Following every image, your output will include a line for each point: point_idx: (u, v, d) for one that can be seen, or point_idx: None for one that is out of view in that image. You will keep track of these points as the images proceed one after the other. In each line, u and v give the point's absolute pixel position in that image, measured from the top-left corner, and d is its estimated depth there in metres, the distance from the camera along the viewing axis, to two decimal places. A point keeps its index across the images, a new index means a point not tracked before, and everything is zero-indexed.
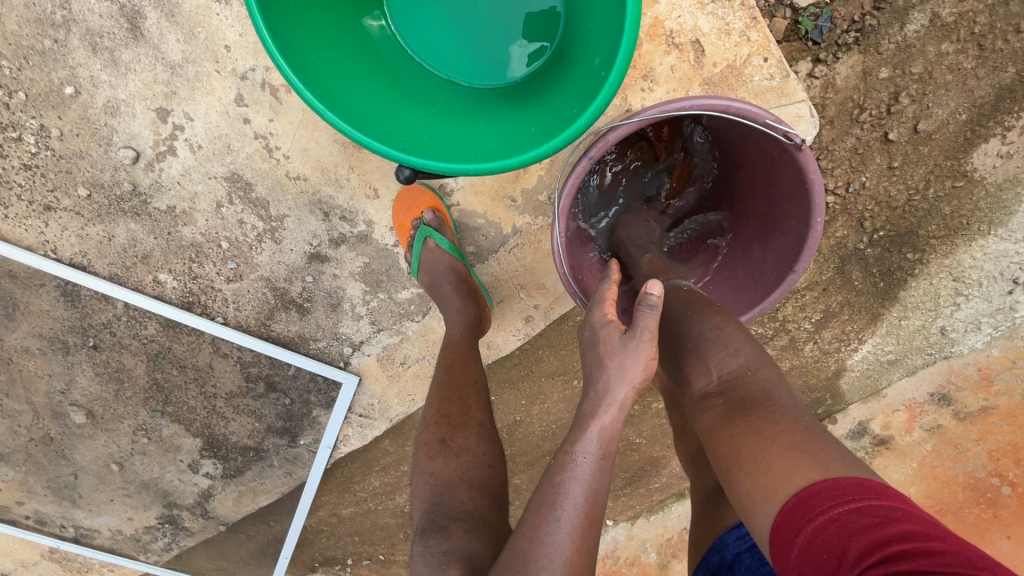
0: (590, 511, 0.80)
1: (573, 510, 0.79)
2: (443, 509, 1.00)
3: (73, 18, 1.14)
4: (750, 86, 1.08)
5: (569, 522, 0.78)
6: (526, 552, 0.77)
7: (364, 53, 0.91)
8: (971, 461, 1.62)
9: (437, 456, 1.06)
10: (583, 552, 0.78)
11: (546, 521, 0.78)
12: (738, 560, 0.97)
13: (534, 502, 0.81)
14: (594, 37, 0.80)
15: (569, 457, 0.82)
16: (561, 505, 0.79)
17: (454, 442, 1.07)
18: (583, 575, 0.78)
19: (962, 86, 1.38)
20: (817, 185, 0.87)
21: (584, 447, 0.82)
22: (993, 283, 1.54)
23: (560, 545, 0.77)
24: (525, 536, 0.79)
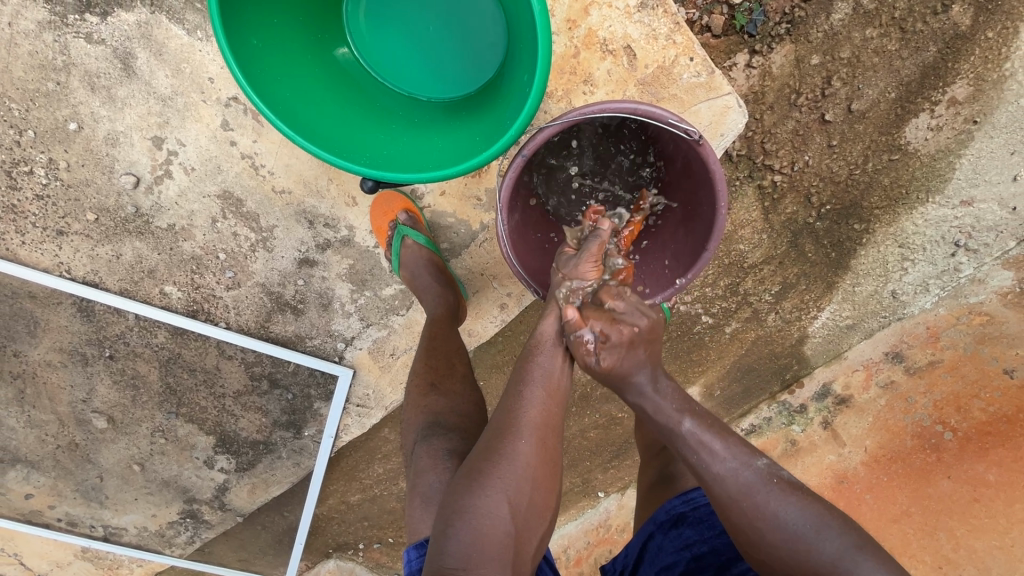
0: (551, 388, 1.00)
1: (538, 386, 1.00)
2: (440, 424, 1.15)
3: (71, 62, 1.27)
4: (680, 83, 1.20)
5: (536, 395, 0.98)
6: (502, 417, 0.96)
7: (328, 78, 1.02)
8: (918, 412, 1.71)
9: (429, 394, 1.20)
10: (549, 420, 0.97)
11: (516, 394, 0.98)
12: (682, 518, 1.11)
13: (508, 386, 1.01)
14: (523, 53, 0.92)
15: (535, 348, 1.05)
16: (527, 384, 0.99)
17: (443, 384, 1.21)
18: (552, 438, 0.97)
19: (888, 67, 1.51)
20: (719, 174, 0.99)
21: (546, 338, 1.05)
22: (936, 247, 1.66)
23: (529, 409, 0.97)
24: (502, 410, 0.98)
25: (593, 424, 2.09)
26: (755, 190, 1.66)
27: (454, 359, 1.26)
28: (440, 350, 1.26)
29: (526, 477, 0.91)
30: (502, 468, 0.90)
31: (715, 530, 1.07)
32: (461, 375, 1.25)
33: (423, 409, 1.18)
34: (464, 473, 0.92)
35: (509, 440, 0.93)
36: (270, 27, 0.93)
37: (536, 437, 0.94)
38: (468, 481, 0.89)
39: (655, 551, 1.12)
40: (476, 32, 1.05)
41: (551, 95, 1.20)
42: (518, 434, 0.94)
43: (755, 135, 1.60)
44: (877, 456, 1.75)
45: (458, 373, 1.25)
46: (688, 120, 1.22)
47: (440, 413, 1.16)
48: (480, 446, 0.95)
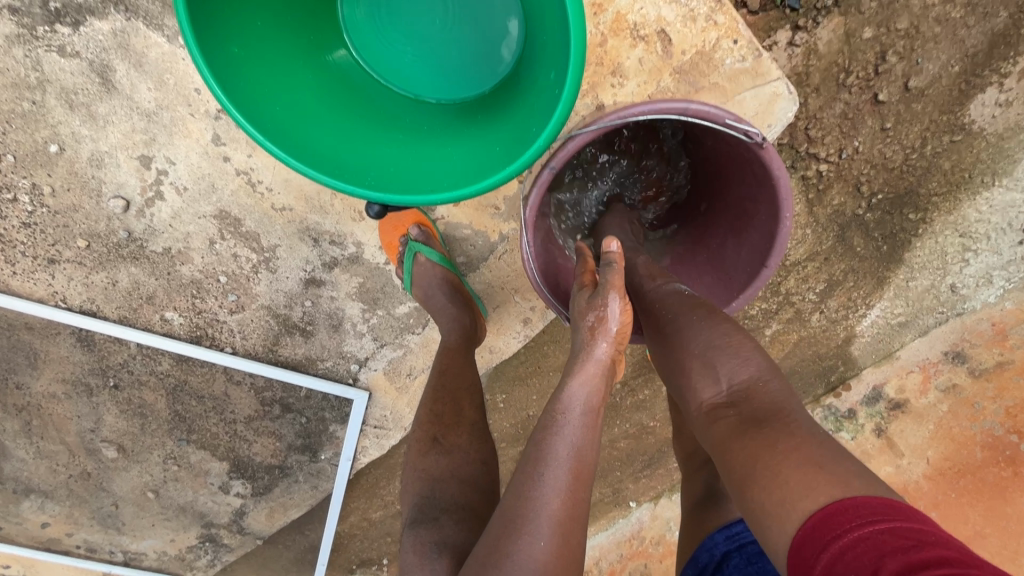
0: (576, 469, 0.84)
1: (560, 466, 0.83)
2: (434, 501, 1.04)
3: (47, 78, 1.16)
4: (723, 70, 1.06)
5: (555, 478, 0.82)
6: (516, 506, 0.81)
7: (325, 86, 0.90)
8: (987, 420, 1.57)
9: (428, 454, 1.09)
10: (573, 510, 0.81)
11: (533, 476, 0.83)
12: (726, 558, 1.00)
13: (523, 464, 0.86)
14: (548, 46, 0.79)
15: (557, 418, 0.87)
16: (547, 462, 0.83)
17: (445, 439, 1.11)
18: (574, 531, 0.81)
19: (951, 38, 1.33)
20: (784, 180, 0.85)
21: (571, 406, 0.88)
22: (1002, 235, 1.51)
23: (546, 501, 0.80)
24: (515, 496, 0.83)
25: (623, 434, 1.97)
26: (799, 181, 1.50)
27: (462, 405, 1.15)
28: (450, 392, 1.16)
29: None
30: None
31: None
32: (468, 424, 1.14)
33: (421, 476, 1.08)
34: (469, 574, 0.80)
35: (521, 539, 0.78)
36: (255, 33, 0.81)
37: (554, 536, 0.78)
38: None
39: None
40: (491, 23, 0.92)
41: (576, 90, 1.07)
42: (532, 531, 0.78)
43: (798, 121, 1.43)
44: (941, 468, 1.61)
45: (465, 421, 1.14)
46: (732, 110, 1.08)
47: (438, 482, 1.05)
48: (488, 540, 0.81)
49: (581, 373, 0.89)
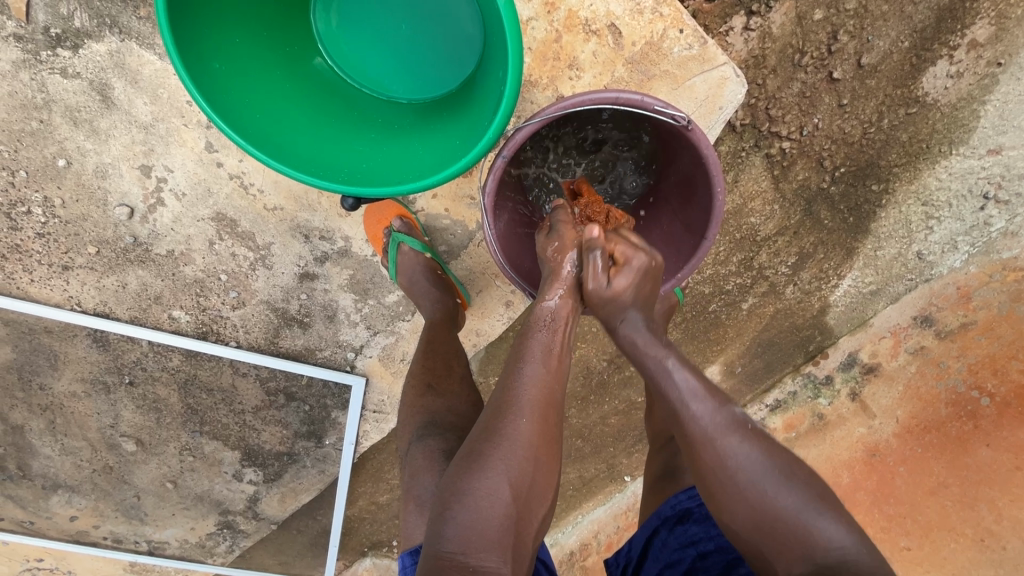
0: (552, 364, 0.99)
1: (537, 362, 0.98)
2: (436, 424, 1.18)
3: (52, 98, 1.26)
4: (672, 58, 1.13)
5: (534, 371, 0.97)
6: (502, 397, 0.94)
7: (302, 93, 0.98)
8: (952, 377, 1.64)
9: (426, 394, 1.23)
10: (551, 397, 0.96)
11: (516, 371, 0.97)
12: (689, 514, 1.08)
13: (506, 365, 1.00)
14: (497, 49, 0.87)
15: (533, 325, 1.02)
16: (526, 360, 0.98)
17: (439, 386, 1.24)
18: (552, 415, 0.94)
19: (899, 14, 1.40)
20: (712, 159, 0.93)
21: (546, 317, 1.02)
22: (963, 202, 1.56)
23: (529, 388, 0.95)
24: (501, 389, 0.96)
25: (613, 411, 2.06)
26: (763, 159, 1.58)
27: (453, 362, 1.28)
28: (439, 353, 1.28)
29: (526, 458, 0.89)
30: (501, 448, 0.88)
31: (722, 528, 1.03)
32: (459, 377, 1.27)
33: (418, 411, 1.21)
34: (461, 458, 0.90)
35: (509, 419, 0.91)
36: (234, 49, 0.90)
37: (536, 415, 0.93)
38: (468, 462, 0.88)
39: (659, 548, 1.10)
40: (450, 26, 1.00)
41: (536, 83, 1.15)
42: (518, 413, 0.92)
43: (758, 102, 1.51)
44: (909, 426, 1.68)
45: (456, 374, 1.27)
46: (683, 96, 1.16)
47: (434, 415, 1.19)
48: (479, 427, 0.93)
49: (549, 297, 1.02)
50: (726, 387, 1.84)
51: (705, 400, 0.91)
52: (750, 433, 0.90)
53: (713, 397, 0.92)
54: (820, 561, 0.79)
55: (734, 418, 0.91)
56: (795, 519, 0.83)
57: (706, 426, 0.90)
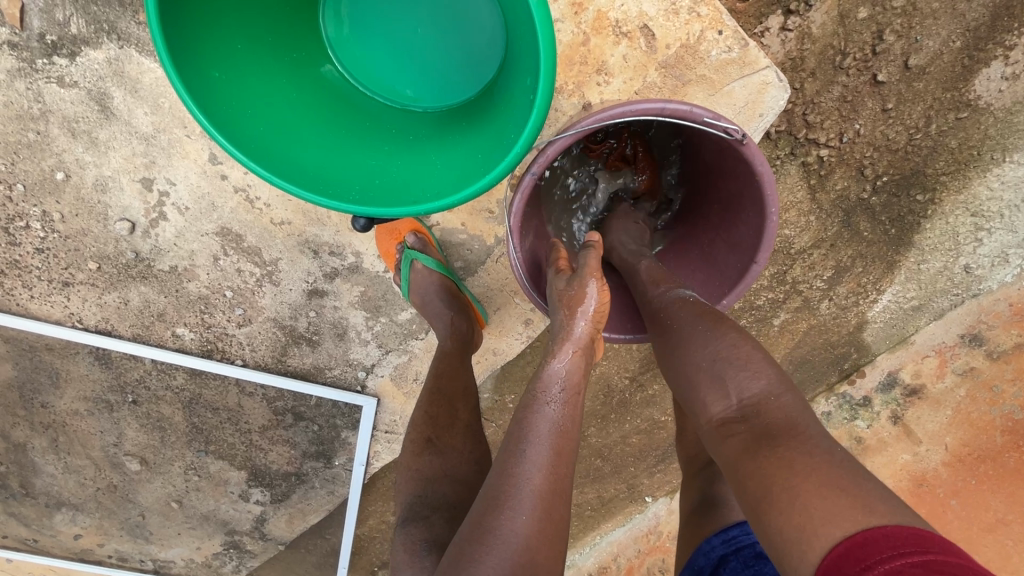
0: (559, 444, 0.83)
1: (542, 443, 0.82)
2: (425, 500, 1.04)
3: (48, 109, 1.18)
4: (709, 62, 1.04)
5: (538, 454, 0.81)
6: (498, 484, 0.80)
7: (311, 102, 0.91)
8: (1007, 404, 1.53)
9: (423, 454, 1.10)
10: (558, 485, 0.80)
11: (517, 453, 0.82)
12: (724, 562, 1.00)
13: (506, 441, 0.85)
14: (524, 53, 0.79)
15: (539, 395, 0.88)
16: (529, 439, 0.83)
17: (440, 440, 1.12)
18: (558, 508, 0.79)
19: (951, 12, 1.29)
20: (767, 176, 0.82)
21: (552, 385, 0.88)
22: (1016, 213, 1.45)
23: (531, 476, 0.79)
24: (499, 472, 0.81)
25: (634, 430, 1.96)
26: (799, 168, 1.47)
27: (458, 406, 1.17)
28: (444, 395, 1.17)
29: (525, 565, 0.73)
30: (493, 553, 0.74)
31: None
32: (463, 426, 1.16)
33: (412, 476, 1.09)
34: (451, 555, 0.77)
35: (506, 515, 0.76)
36: (236, 57, 0.82)
37: (539, 511, 0.77)
38: (456, 569, 0.75)
39: None
40: (470, 27, 0.92)
41: (561, 90, 1.06)
42: (516, 507, 0.77)
43: (795, 106, 1.41)
44: (958, 454, 1.58)
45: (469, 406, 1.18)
46: (721, 102, 1.06)
47: (428, 481, 1.06)
48: (472, 520, 0.79)
49: (554, 360, 0.90)
50: None
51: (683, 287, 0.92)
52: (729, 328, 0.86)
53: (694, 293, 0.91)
54: (740, 402, 0.78)
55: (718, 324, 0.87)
56: (747, 395, 0.78)
57: (671, 302, 0.91)
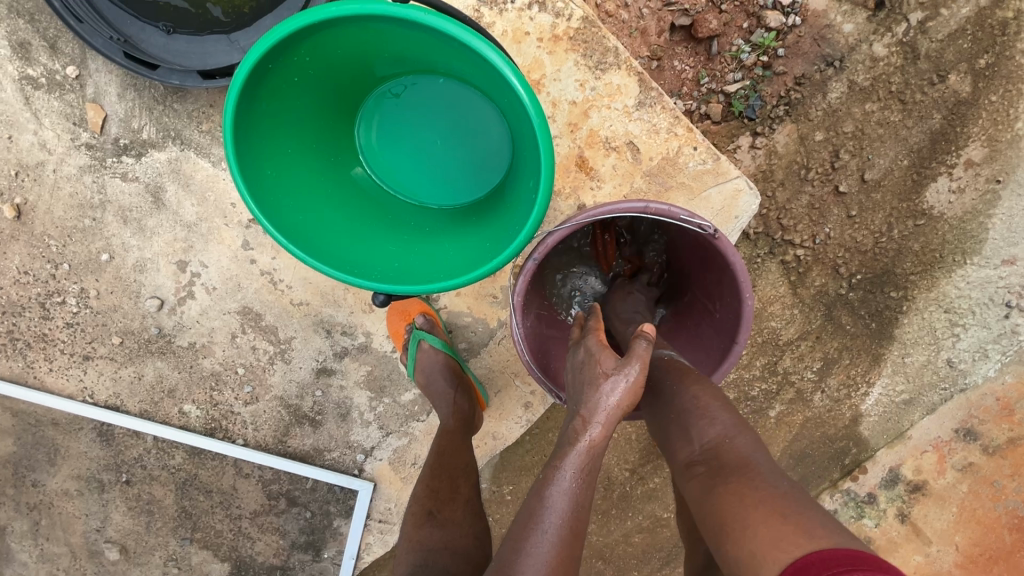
0: (575, 525, 0.85)
1: (557, 523, 0.84)
2: (429, 568, 1.07)
3: (108, 199, 1.32)
4: (687, 171, 1.20)
5: (553, 535, 0.83)
6: (512, 561, 0.83)
7: (345, 198, 1.04)
8: (1010, 499, 1.54)
9: (423, 526, 1.14)
10: (567, 565, 0.83)
11: (533, 532, 0.84)
12: None
13: (521, 516, 0.87)
14: (529, 162, 0.94)
15: (556, 469, 0.88)
16: (546, 518, 0.85)
17: (440, 513, 1.17)
18: None
19: (896, 137, 1.49)
20: (739, 266, 0.91)
21: (571, 462, 0.88)
22: (987, 310, 1.55)
23: (543, 557, 0.82)
24: (512, 549, 0.84)
25: (637, 527, 1.88)
26: (779, 266, 1.61)
27: (458, 482, 1.22)
28: (445, 470, 1.21)
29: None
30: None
31: None
32: (463, 499, 1.21)
33: (419, 545, 1.11)
34: None
35: None
36: (287, 158, 0.96)
37: None
38: None
39: None
40: (484, 142, 1.08)
41: (559, 193, 1.22)
42: None
43: (770, 212, 1.58)
44: (971, 555, 1.60)
45: (460, 498, 1.20)
46: (700, 205, 1.22)
47: (431, 552, 1.10)
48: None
49: (579, 439, 0.88)
50: None
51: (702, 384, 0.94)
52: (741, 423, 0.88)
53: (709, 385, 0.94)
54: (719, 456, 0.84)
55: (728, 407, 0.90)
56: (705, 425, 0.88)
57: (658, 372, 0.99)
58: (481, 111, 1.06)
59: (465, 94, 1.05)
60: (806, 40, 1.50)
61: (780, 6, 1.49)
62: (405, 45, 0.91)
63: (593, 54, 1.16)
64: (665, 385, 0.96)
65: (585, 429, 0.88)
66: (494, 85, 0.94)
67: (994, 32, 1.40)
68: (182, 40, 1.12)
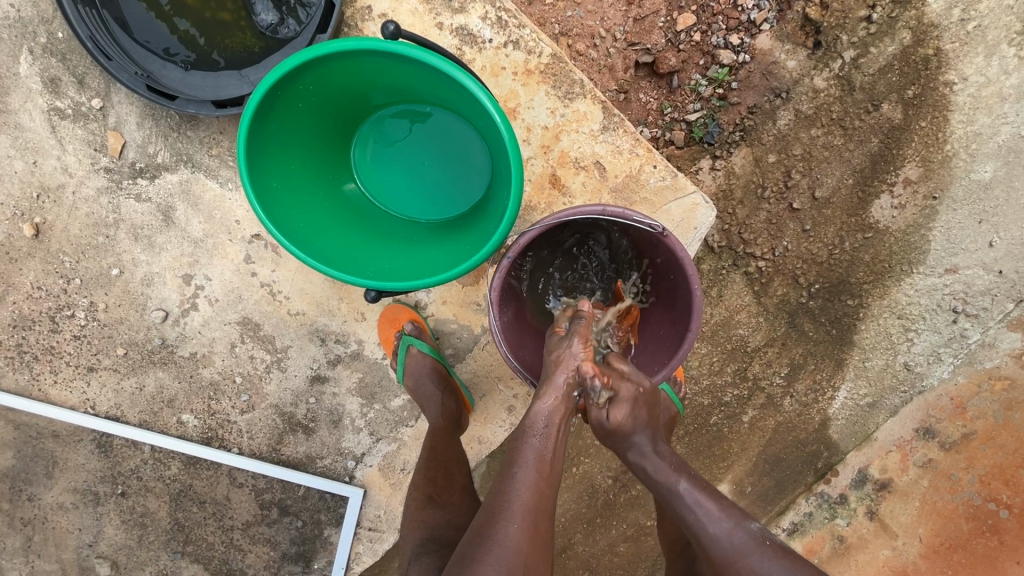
0: (543, 469, 1.01)
1: (529, 467, 1.00)
2: (435, 538, 1.18)
3: (122, 218, 1.44)
4: (648, 187, 1.34)
5: (528, 476, 0.99)
6: (494, 501, 0.97)
7: (340, 211, 1.16)
8: (967, 491, 1.64)
9: (426, 507, 1.24)
10: (541, 502, 0.98)
11: (509, 476, 0.99)
12: None
13: (499, 468, 1.02)
14: (504, 176, 1.07)
15: (526, 428, 1.05)
16: (519, 465, 1.01)
17: (440, 497, 1.27)
18: (543, 520, 0.96)
19: (840, 158, 1.64)
20: (688, 261, 1.03)
21: (538, 420, 1.04)
22: (935, 316, 1.65)
23: (520, 493, 0.97)
24: (494, 494, 0.99)
25: (622, 537, 1.92)
26: (743, 276, 1.76)
27: (452, 470, 1.31)
28: (439, 461, 1.31)
29: (516, 565, 0.89)
30: (490, 554, 0.90)
31: None
32: (458, 486, 1.30)
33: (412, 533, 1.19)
34: (456, 559, 0.93)
35: (499, 524, 0.93)
36: (290, 173, 1.08)
37: (527, 520, 0.94)
38: (459, 568, 0.90)
39: None
40: (465, 163, 1.22)
41: (535, 207, 1.35)
42: (510, 518, 0.94)
43: (731, 228, 1.73)
44: (934, 546, 1.66)
45: (456, 485, 1.30)
46: (661, 218, 1.35)
47: (437, 528, 1.20)
48: (472, 532, 0.95)
49: (540, 399, 1.05)
50: None
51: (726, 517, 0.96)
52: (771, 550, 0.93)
53: (730, 515, 0.97)
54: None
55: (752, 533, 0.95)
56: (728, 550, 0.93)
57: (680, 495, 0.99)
58: (462, 135, 1.20)
59: (448, 120, 1.19)
60: (755, 74, 1.68)
61: (731, 45, 1.68)
62: (397, 77, 1.06)
63: (561, 85, 1.31)
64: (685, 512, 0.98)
65: (544, 394, 1.05)
66: (473, 111, 1.08)
67: (918, 67, 1.56)
68: (198, 76, 1.27)
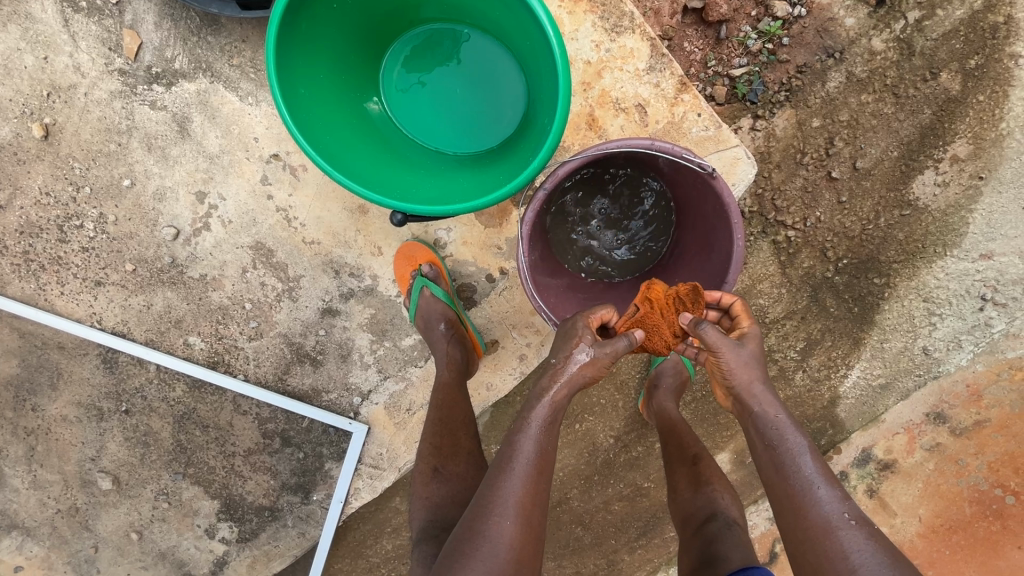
0: (541, 464, 0.97)
1: (527, 460, 0.97)
2: (437, 523, 1.14)
3: (135, 126, 1.38)
4: (690, 137, 1.27)
5: (521, 471, 0.95)
6: (487, 494, 0.94)
7: (364, 129, 1.10)
8: (972, 475, 1.66)
9: (430, 482, 1.20)
10: (535, 496, 0.95)
11: (505, 471, 0.96)
12: None
13: (496, 458, 0.99)
14: (547, 101, 1.01)
15: (526, 421, 1.00)
16: (515, 458, 0.97)
17: (445, 468, 1.22)
18: (536, 516, 0.94)
19: (887, 128, 1.56)
20: (734, 206, 1.02)
21: (535, 414, 1.01)
22: (962, 301, 1.60)
23: (514, 489, 0.94)
24: (486, 486, 0.96)
25: (617, 496, 1.92)
26: (770, 245, 1.69)
27: (459, 434, 1.27)
28: (446, 426, 1.26)
29: (507, 561, 0.88)
30: (480, 551, 0.88)
31: None
32: (465, 453, 1.25)
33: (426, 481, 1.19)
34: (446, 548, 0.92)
35: (491, 521, 0.91)
36: (316, 82, 1.02)
37: (520, 518, 0.92)
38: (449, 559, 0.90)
39: None
40: (498, 92, 1.15)
41: (568, 148, 1.29)
42: (501, 514, 0.91)
43: (765, 192, 1.67)
44: (933, 526, 1.70)
45: (462, 450, 1.25)
46: None
47: (439, 506, 1.16)
48: (461, 527, 0.93)
49: (547, 393, 1.01)
50: (738, 477, 1.76)
51: (832, 486, 0.90)
52: (879, 539, 0.85)
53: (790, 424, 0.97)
54: (822, 504, 0.88)
55: (858, 511, 0.88)
56: (791, 458, 0.93)
57: (767, 418, 0.97)
58: (499, 62, 1.13)
59: (484, 45, 1.13)
60: (809, 31, 1.59)
61: None
62: None
63: (609, 17, 1.24)
64: (764, 425, 0.97)
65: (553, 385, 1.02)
66: (518, 32, 1.02)
67: (985, 35, 1.47)
68: None
